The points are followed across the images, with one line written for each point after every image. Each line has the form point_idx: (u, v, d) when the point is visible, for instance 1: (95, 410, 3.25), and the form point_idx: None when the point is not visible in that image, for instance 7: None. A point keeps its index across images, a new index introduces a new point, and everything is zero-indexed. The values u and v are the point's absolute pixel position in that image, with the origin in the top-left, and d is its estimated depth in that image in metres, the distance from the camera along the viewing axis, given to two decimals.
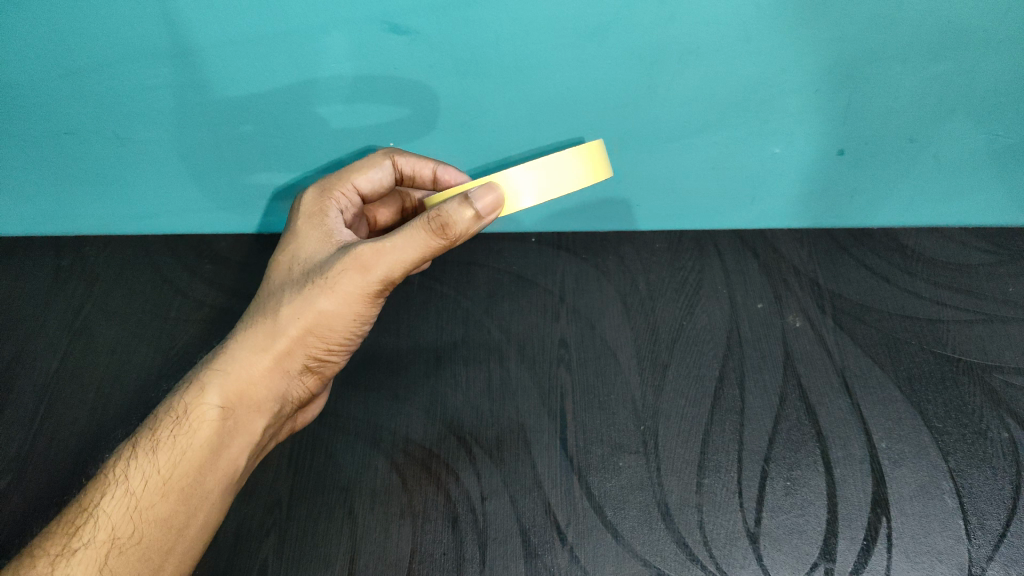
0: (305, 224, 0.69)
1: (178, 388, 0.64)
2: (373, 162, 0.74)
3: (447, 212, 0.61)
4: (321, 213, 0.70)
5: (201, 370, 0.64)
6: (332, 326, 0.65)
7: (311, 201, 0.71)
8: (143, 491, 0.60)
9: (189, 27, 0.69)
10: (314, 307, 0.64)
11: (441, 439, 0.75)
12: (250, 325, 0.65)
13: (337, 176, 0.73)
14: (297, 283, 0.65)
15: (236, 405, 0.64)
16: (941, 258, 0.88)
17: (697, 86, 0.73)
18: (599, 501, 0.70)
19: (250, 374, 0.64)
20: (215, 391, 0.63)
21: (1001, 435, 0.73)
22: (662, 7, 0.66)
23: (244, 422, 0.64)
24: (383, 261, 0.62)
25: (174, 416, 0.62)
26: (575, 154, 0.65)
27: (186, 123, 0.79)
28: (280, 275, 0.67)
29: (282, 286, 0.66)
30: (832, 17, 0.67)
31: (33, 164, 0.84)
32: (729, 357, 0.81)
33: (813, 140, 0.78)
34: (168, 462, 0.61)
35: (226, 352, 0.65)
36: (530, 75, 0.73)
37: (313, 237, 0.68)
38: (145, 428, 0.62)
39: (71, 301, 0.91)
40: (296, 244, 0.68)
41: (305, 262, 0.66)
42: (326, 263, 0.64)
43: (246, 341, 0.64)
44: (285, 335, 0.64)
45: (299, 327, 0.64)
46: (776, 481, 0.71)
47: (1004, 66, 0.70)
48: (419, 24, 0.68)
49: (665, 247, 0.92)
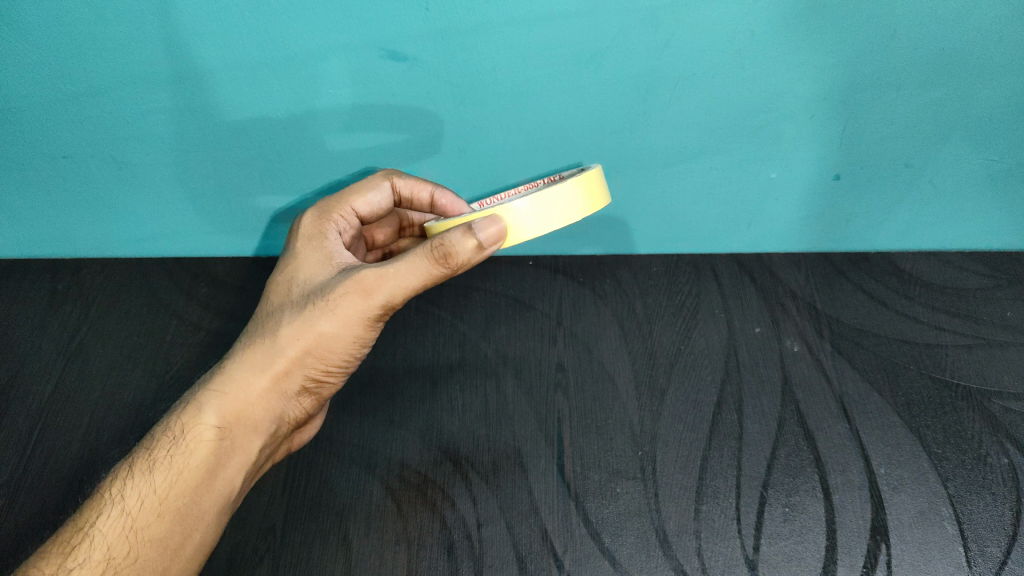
0: (304, 245, 0.69)
1: (175, 407, 0.64)
2: (372, 185, 0.74)
3: (450, 242, 0.62)
4: (320, 235, 0.70)
5: (199, 391, 0.64)
6: (330, 349, 0.64)
7: (310, 222, 0.71)
8: (140, 511, 0.59)
9: (187, 52, 0.69)
10: (314, 328, 0.63)
11: (437, 465, 0.75)
12: (247, 344, 0.65)
13: (335, 199, 0.73)
14: (297, 304, 0.64)
15: (233, 425, 0.63)
16: (939, 282, 0.88)
17: (693, 112, 0.74)
18: (597, 529, 0.69)
19: (247, 394, 0.64)
20: (211, 411, 0.63)
21: (1001, 461, 0.72)
22: (658, 32, 0.66)
23: (240, 442, 0.64)
24: (385, 287, 0.62)
25: (171, 436, 0.62)
26: (576, 185, 0.67)
27: (183, 148, 0.79)
28: (279, 295, 0.66)
29: (279, 306, 0.65)
30: (826, 43, 0.67)
31: (28, 188, 0.85)
32: (727, 382, 0.81)
33: (810, 165, 0.79)
34: (164, 482, 0.60)
35: (224, 372, 0.64)
36: (527, 100, 0.73)
37: (313, 259, 0.68)
38: (142, 448, 0.62)
39: (65, 324, 0.90)
40: (295, 265, 0.68)
41: (305, 284, 0.66)
42: (327, 285, 0.64)
43: (243, 361, 0.64)
44: (284, 356, 0.64)
45: (298, 347, 0.64)
46: (774, 508, 0.70)
47: (998, 93, 0.71)
48: (418, 49, 0.68)
49: (661, 271, 0.92)
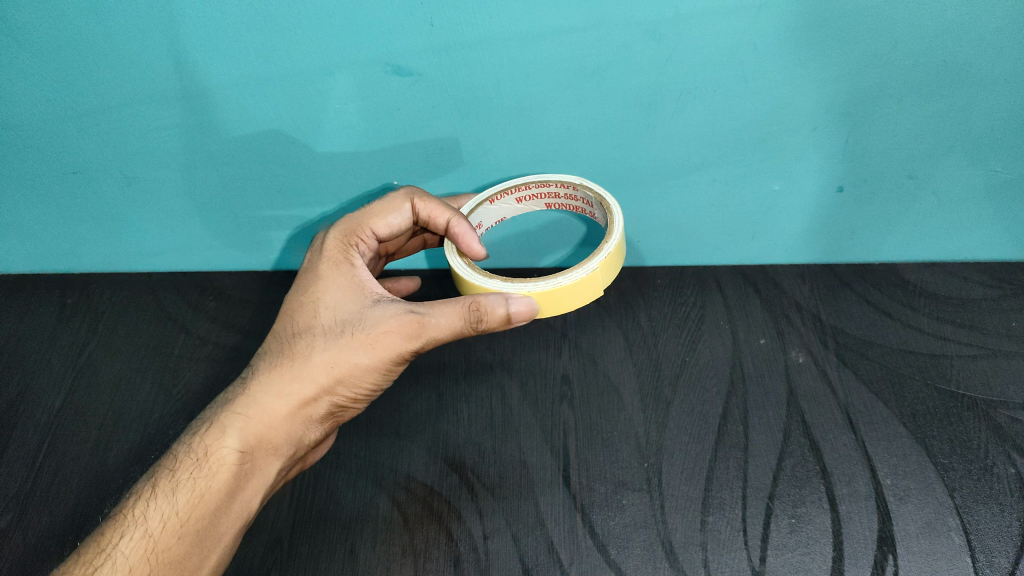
0: (332, 268, 0.69)
1: (197, 427, 0.65)
2: (392, 206, 0.72)
3: (487, 303, 0.64)
4: (347, 260, 0.70)
5: (222, 412, 0.65)
6: (360, 382, 0.65)
7: (338, 243, 0.71)
8: (161, 533, 0.60)
9: (195, 69, 0.70)
10: (349, 360, 0.65)
11: (443, 477, 0.75)
12: (274, 366, 0.65)
13: (357, 219, 0.72)
14: (331, 332, 0.65)
15: (255, 448, 0.64)
16: (943, 293, 0.88)
17: (696, 126, 0.74)
18: (604, 541, 0.69)
19: (271, 417, 0.64)
20: (235, 434, 0.64)
21: (1007, 471, 0.72)
22: (661, 45, 0.67)
23: (262, 462, 0.65)
24: (426, 332, 0.64)
25: (193, 457, 0.63)
26: (602, 267, 0.68)
27: (191, 163, 0.80)
28: (306, 318, 0.67)
29: (309, 331, 0.66)
30: (828, 56, 0.68)
31: (38, 204, 0.86)
32: (732, 393, 0.81)
33: (812, 177, 0.79)
34: (187, 504, 0.62)
35: (248, 393, 0.65)
36: (531, 116, 0.74)
37: (340, 284, 0.68)
38: (164, 469, 0.63)
39: (73, 338, 0.91)
40: (322, 289, 0.68)
41: (336, 312, 0.67)
42: (364, 318, 0.65)
43: (271, 384, 0.65)
44: (314, 383, 0.65)
45: (330, 376, 0.65)
46: (780, 519, 0.70)
47: (997, 105, 0.71)
48: (422, 65, 0.69)
49: (666, 283, 0.92)
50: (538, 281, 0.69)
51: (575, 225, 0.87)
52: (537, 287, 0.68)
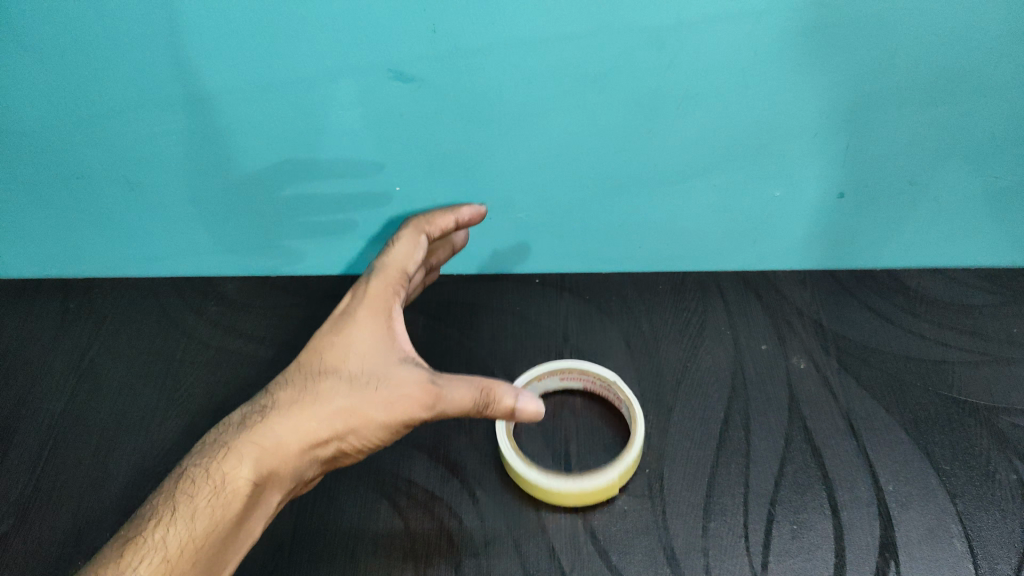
0: (367, 315, 0.71)
1: (217, 451, 0.64)
2: (411, 240, 0.74)
3: (498, 392, 0.66)
4: (385, 308, 0.71)
5: (243, 439, 0.64)
6: (369, 437, 0.66)
7: (376, 289, 0.72)
8: (177, 558, 0.59)
9: (199, 76, 0.71)
10: (364, 414, 0.65)
11: (444, 482, 0.75)
12: (298, 403, 0.66)
13: (392, 262, 0.74)
14: (355, 383, 0.67)
15: (266, 483, 0.64)
16: (944, 299, 0.88)
17: (697, 132, 0.74)
18: (605, 547, 0.69)
19: (285, 454, 0.64)
20: (253, 467, 0.63)
21: (1009, 477, 0.73)
22: (662, 52, 0.67)
23: (266, 495, 0.65)
24: (439, 406, 0.65)
25: (212, 483, 0.62)
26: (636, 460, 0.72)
27: (193, 169, 0.80)
28: (336, 361, 0.68)
29: (335, 373, 0.68)
30: (828, 62, 0.68)
31: (40, 209, 0.86)
32: (734, 399, 0.81)
33: (814, 184, 0.79)
34: (203, 532, 0.60)
35: (269, 424, 0.65)
36: (532, 122, 0.74)
37: (372, 335, 0.70)
38: (182, 490, 0.62)
39: (75, 343, 0.91)
40: (354, 335, 0.70)
41: (364, 363, 0.68)
42: (389, 377, 0.67)
43: (292, 419, 0.65)
44: (328, 429, 0.65)
45: (344, 426, 0.65)
46: (782, 525, 0.70)
47: (997, 112, 0.72)
48: (423, 71, 0.69)
49: (667, 288, 0.92)
50: (582, 474, 0.71)
51: (576, 237, 0.87)
52: (587, 484, 0.70)
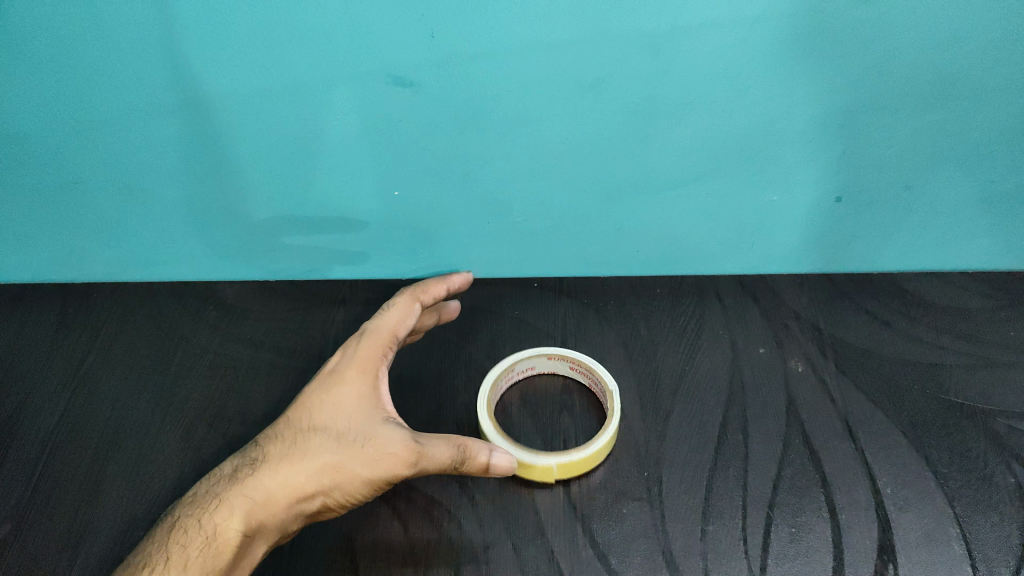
0: (355, 374, 0.71)
1: (208, 502, 0.62)
2: (405, 307, 0.76)
3: (475, 449, 0.66)
4: (374, 369, 0.72)
5: (232, 490, 0.63)
6: (353, 493, 0.65)
7: (364, 349, 0.73)
8: None
9: (197, 81, 0.71)
10: (350, 470, 0.64)
11: (444, 487, 0.75)
12: (286, 456, 0.65)
13: (382, 325, 0.75)
14: (342, 440, 0.66)
15: (253, 536, 0.62)
16: (941, 302, 0.89)
17: (694, 137, 0.75)
18: (604, 551, 0.69)
19: (274, 507, 0.63)
20: (244, 518, 0.62)
21: (1007, 481, 0.73)
22: (659, 58, 0.68)
23: (253, 548, 0.63)
24: (422, 463, 0.65)
25: (203, 534, 0.60)
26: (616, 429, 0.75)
27: (191, 174, 0.80)
28: (325, 418, 0.68)
29: (324, 430, 0.67)
30: (824, 67, 0.68)
31: (38, 214, 0.86)
32: (732, 402, 0.81)
33: (811, 188, 0.80)
34: None
35: (258, 476, 0.64)
36: (529, 128, 0.74)
37: (360, 394, 0.70)
38: (174, 541, 0.60)
39: (73, 347, 0.91)
40: (343, 394, 0.69)
41: (352, 420, 0.68)
42: (375, 433, 0.66)
43: (280, 473, 0.64)
44: (314, 484, 0.64)
45: (330, 481, 0.64)
46: (780, 528, 0.70)
47: (992, 116, 0.72)
48: (422, 76, 0.70)
49: (665, 292, 0.93)
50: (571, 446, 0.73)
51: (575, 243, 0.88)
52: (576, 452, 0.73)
